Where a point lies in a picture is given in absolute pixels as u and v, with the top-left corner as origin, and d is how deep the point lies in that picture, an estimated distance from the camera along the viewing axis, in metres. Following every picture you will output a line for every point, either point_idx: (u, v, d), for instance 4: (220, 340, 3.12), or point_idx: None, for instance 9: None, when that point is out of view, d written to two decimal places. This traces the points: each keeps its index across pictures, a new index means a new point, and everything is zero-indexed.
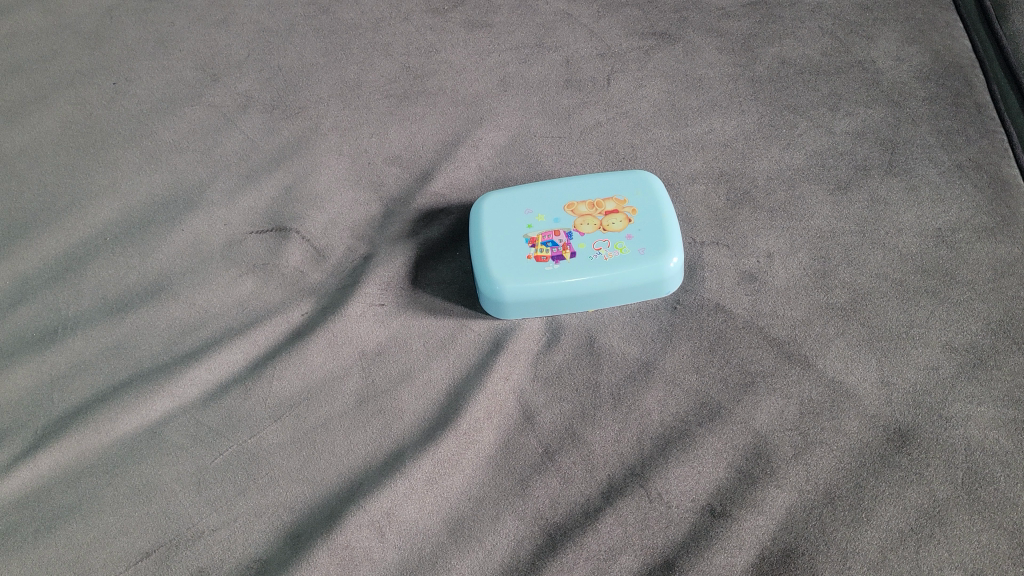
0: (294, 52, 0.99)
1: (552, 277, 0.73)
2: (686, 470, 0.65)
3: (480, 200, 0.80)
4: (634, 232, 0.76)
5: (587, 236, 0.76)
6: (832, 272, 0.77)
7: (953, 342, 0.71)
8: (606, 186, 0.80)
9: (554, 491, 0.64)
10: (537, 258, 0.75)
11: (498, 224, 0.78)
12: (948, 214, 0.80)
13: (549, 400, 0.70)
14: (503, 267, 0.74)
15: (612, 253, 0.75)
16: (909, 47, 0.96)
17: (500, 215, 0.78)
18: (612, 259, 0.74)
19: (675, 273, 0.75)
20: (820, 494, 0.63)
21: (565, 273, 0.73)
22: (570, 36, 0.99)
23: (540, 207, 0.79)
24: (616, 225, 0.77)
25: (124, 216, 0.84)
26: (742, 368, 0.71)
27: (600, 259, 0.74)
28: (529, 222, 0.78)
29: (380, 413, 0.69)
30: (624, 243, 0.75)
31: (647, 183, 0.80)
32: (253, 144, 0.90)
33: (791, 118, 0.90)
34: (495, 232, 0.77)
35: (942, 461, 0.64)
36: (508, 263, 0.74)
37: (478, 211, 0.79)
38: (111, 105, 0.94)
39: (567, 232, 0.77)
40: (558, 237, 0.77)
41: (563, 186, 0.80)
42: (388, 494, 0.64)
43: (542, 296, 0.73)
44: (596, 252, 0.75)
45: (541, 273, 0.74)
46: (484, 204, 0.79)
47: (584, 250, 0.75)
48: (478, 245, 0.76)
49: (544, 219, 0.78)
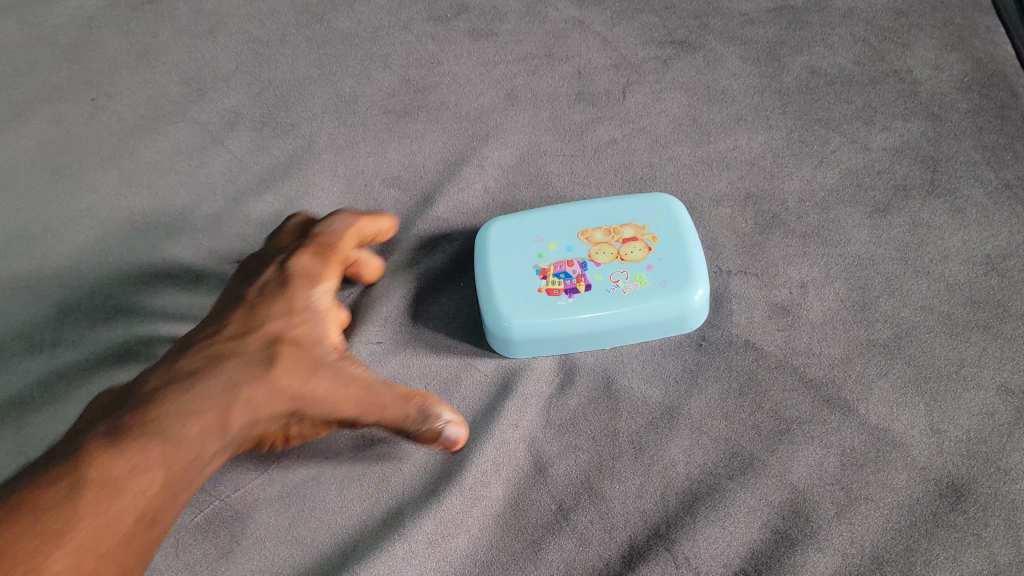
0: (286, 64, 0.92)
1: (566, 312, 0.68)
2: (717, 532, 0.59)
3: (486, 227, 0.74)
4: (654, 262, 0.71)
5: (603, 266, 0.72)
6: (872, 304, 0.70)
7: (1010, 384, 0.65)
8: (622, 208, 0.75)
9: (569, 555, 0.59)
10: (549, 291, 0.70)
11: (506, 252, 0.72)
12: (997, 238, 0.73)
13: (563, 450, 0.64)
14: (513, 301, 0.69)
15: (630, 286, 0.70)
16: (949, 54, 0.89)
17: (508, 243, 0.73)
18: (631, 292, 0.69)
19: (700, 307, 0.69)
20: (866, 559, 0.57)
21: (580, 307, 0.68)
22: (582, 45, 0.92)
23: (550, 233, 0.74)
24: (634, 254, 0.72)
25: (102, 243, 0.77)
26: (776, 415, 0.64)
27: (616, 293, 0.69)
28: (540, 251, 0.73)
29: (377, 463, 0.64)
30: (643, 274, 0.71)
31: (667, 206, 0.74)
32: (242, 165, 0.83)
33: (822, 134, 0.82)
34: (504, 261, 0.72)
35: (1002, 520, 0.58)
36: (518, 297, 0.69)
37: (483, 240, 0.73)
38: (90, 122, 0.87)
39: (581, 263, 0.72)
40: (571, 267, 0.72)
41: (576, 209, 0.75)
42: (387, 559, 0.58)
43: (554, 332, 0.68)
44: (613, 284, 0.70)
45: (553, 308, 0.69)
46: (490, 230, 0.74)
47: (601, 282, 0.71)
48: (485, 277, 0.71)
49: (555, 247, 0.73)
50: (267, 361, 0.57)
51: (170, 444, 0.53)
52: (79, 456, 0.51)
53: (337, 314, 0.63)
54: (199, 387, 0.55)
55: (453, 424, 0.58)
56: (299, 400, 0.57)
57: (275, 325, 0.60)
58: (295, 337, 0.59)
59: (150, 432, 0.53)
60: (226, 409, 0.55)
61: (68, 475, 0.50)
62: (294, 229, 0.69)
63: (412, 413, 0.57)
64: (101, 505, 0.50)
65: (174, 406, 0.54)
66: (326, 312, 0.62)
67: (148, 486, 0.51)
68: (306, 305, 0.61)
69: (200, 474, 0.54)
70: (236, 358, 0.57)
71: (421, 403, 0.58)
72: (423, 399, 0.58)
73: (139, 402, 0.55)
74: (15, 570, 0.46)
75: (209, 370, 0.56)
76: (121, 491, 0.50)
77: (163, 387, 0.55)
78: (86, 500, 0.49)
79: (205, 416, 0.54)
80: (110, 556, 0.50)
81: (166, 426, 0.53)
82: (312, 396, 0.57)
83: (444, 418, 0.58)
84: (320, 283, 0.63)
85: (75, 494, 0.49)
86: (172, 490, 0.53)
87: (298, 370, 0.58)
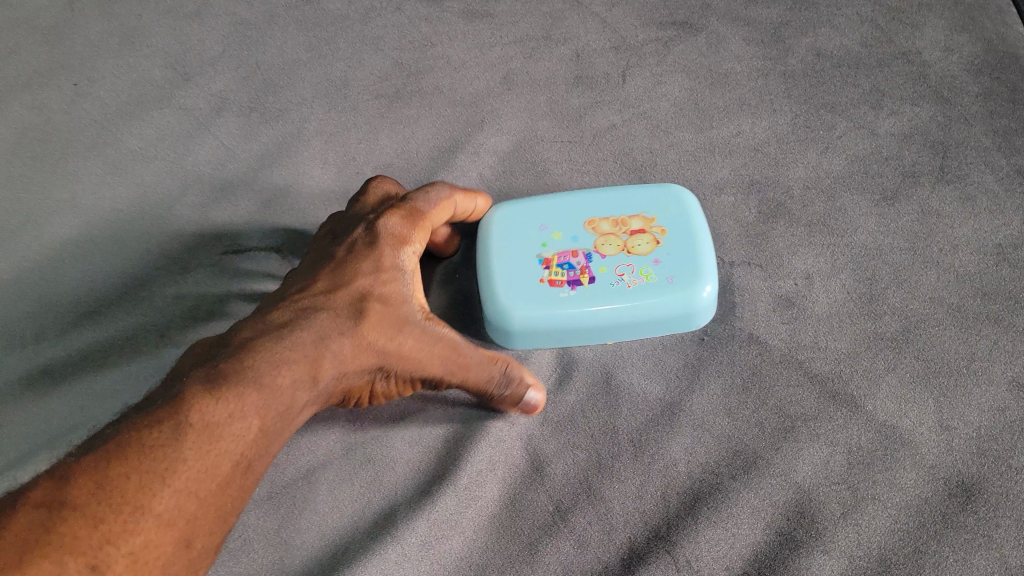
0: (274, 47, 0.89)
1: (567, 304, 0.66)
2: (719, 533, 0.57)
3: (490, 212, 0.72)
4: (662, 256, 0.68)
5: (608, 258, 0.69)
6: (879, 296, 0.68)
7: (1021, 379, 0.63)
8: (632, 199, 0.72)
9: (567, 558, 0.57)
10: (551, 282, 0.67)
11: (509, 241, 0.70)
12: (1009, 227, 0.71)
13: (561, 448, 0.62)
14: (512, 292, 0.67)
15: (636, 280, 0.67)
16: (959, 35, 0.86)
17: (512, 230, 0.70)
18: (636, 286, 0.66)
19: (708, 304, 0.66)
20: (873, 562, 0.55)
21: (582, 301, 0.66)
22: (580, 26, 0.89)
23: (556, 222, 0.71)
24: (642, 247, 0.69)
25: (84, 234, 0.75)
26: (781, 411, 0.62)
27: (621, 287, 0.66)
28: (544, 240, 0.70)
29: (369, 463, 0.62)
30: (650, 268, 0.67)
31: (679, 199, 0.71)
32: (229, 153, 0.81)
33: (828, 119, 0.80)
34: (507, 250, 0.69)
35: (1014, 521, 0.56)
36: (519, 288, 0.67)
37: (486, 226, 0.71)
38: (71, 109, 0.84)
39: (586, 254, 0.69)
40: (575, 258, 0.69)
41: (585, 199, 0.72)
42: (378, 563, 0.57)
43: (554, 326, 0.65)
44: (618, 278, 0.67)
45: (553, 301, 0.66)
46: (494, 216, 0.71)
47: (605, 275, 0.67)
48: (486, 264, 0.68)
49: (560, 237, 0.70)
50: (357, 318, 0.56)
51: (266, 392, 0.50)
52: (173, 398, 0.48)
53: (419, 277, 0.62)
54: (292, 338, 0.53)
55: (533, 388, 0.61)
56: (386, 357, 0.57)
57: (363, 281, 0.58)
58: (383, 295, 0.58)
59: (247, 377, 0.50)
60: (320, 360, 0.53)
61: (169, 416, 0.47)
62: (379, 192, 0.67)
63: (495, 378, 0.60)
64: (202, 449, 0.47)
65: (267, 354, 0.52)
66: (411, 273, 0.61)
67: (244, 433, 0.49)
68: (396, 263, 0.60)
69: (289, 423, 0.52)
70: (327, 311, 0.56)
71: (502, 366, 0.60)
72: (501, 363, 0.60)
73: (230, 351, 0.52)
74: (119, 510, 0.43)
75: (302, 322, 0.54)
76: (220, 437, 0.48)
77: (256, 337, 0.53)
78: (189, 443, 0.46)
79: (301, 365, 0.52)
80: (207, 503, 0.47)
81: (261, 372, 0.51)
82: (399, 353, 0.57)
83: (526, 382, 0.60)
84: (406, 246, 0.62)
85: (177, 437, 0.46)
86: (267, 439, 0.50)
87: (386, 327, 0.56)
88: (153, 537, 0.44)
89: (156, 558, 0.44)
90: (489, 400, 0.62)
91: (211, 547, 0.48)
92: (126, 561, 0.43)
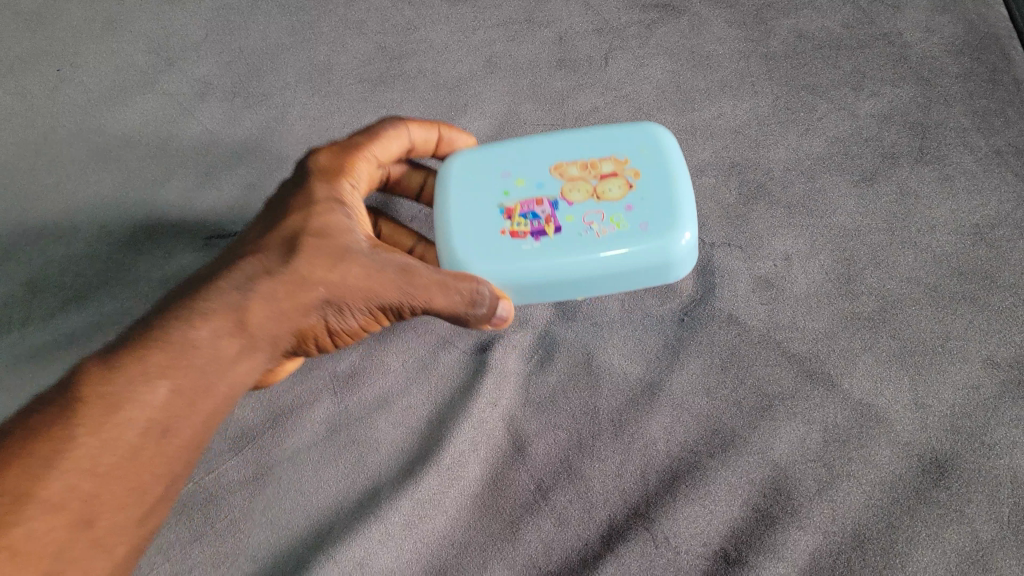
0: (258, 31, 0.89)
1: (531, 256, 0.62)
2: (697, 510, 0.58)
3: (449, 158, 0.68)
4: (634, 203, 0.63)
5: (576, 206, 0.64)
6: (857, 277, 0.68)
7: (996, 357, 0.64)
8: (603, 139, 0.68)
9: (548, 536, 0.58)
10: (514, 232, 0.63)
11: (469, 188, 0.66)
12: (986, 207, 0.72)
13: (542, 428, 0.63)
14: (473, 245, 0.63)
15: (606, 229, 0.62)
16: (940, 16, 0.86)
17: (472, 177, 0.66)
18: (606, 236, 0.62)
19: (685, 252, 0.62)
20: (847, 537, 0.56)
21: (547, 252, 0.62)
22: (563, 10, 0.90)
23: (520, 167, 0.67)
24: (612, 193, 0.64)
25: (69, 220, 0.75)
26: (759, 390, 0.63)
27: (589, 236, 0.62)
28: (506, 187, 0.66)
29: (354, 444, 0.63)
30: (621, 216, 0.63)
31: (652, 137, 0.67)
32: (213, 137, 0.81)
33: (809, 100, 0.80)
34: (467, 198, 0.65)
35: (986, 496, 0.57)
36: (480, 240, 0.63)
37: (444, 173, 0.67)
38: (55, 95, 0.84)
39: (552, 202, 0.65)
40: (540, 207, 0.65)
41: (553, 140, 0.68)
42: (362, 542, 0.58)
43: (520, 279, 0.62)
44: (587, 226, 0.63)
45: (517, 252, 0.62)
46: (453, 163, 0.67)
47: (572, 224, 0.63)
48: (445, 215, 0.64)
49: (523, 184, 0.66)
50: (286, 256, 0.55)
51: (178, 352, 0.51)
52: (75, 377, 0.50)
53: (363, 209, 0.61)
54: (215, 289, 0.53)
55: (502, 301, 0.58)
56: (329, 289, 0.55)
57: (294, 218, 0.57)
58: (316, 229, 0.56)
59: (159, 337, 0.51)
60: (246, 305, 0.54)
61: (59, 399, 0.49)
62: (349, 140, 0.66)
63: (457, 297, 0.56)
64: (100, 425, 0.48)
65: (185, 310, 0.52)
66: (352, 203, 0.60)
67: (153, 402, 0.50)
68: (329, 195, 0.58)
69: (217, 381, 0.53)
70: (257, 256, 0.55)
71: (464, 284, 0.56)
72: (467, 281, 0.56)
73: (152, 314, 0.53)
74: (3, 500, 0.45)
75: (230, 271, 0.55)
76: (122, 408, 0.49)
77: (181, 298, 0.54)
78: (82, 424, 0.48)
79: (225, 313, 0.53)
80: (124, 467, 0.49)
81: (175, 331, 0.51)
82: (344, 284, 0.55)
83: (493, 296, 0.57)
84: (342, 178, 0.60)
85: (76, 412, 0.48)
86: (186, 395, 0.52)
87: (321, 259, 0.55)
88: (46, 520, 0.46)
89: (51, 543, 0.46)
90: (463, 320, 0.58)
91: (141, 508, 0.51)
92: (9, 553, 0.44)
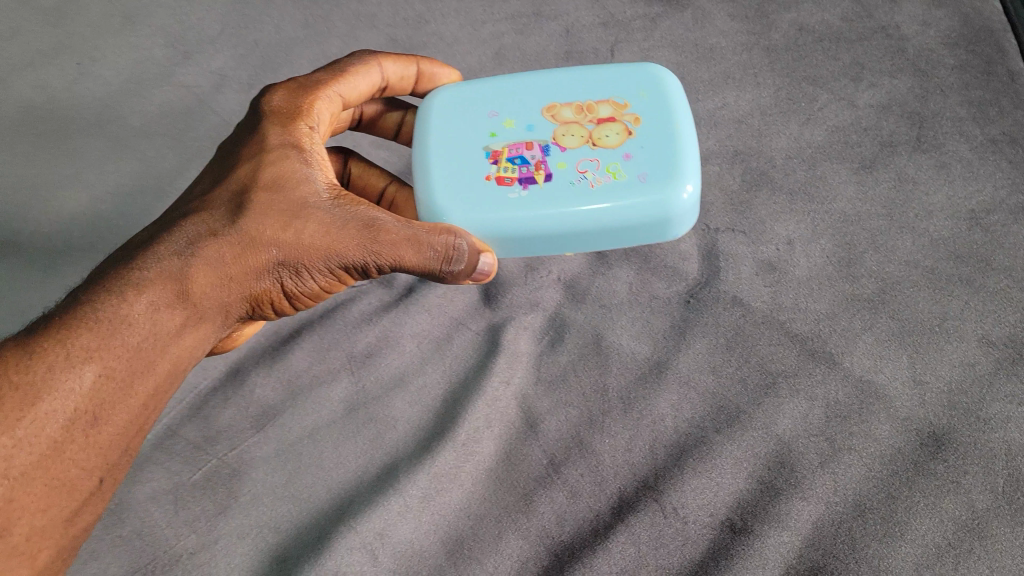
0: (272, 25, 0.91)
1: (518, 204, 0.59)
2: (704, 482, 0.60)
3: (434, 96, 0.66)
4: (633, 151, 0.61)
5: (569, 152, 0.62)
6: (857, 260, 0.71)
7: (991, 336, 0.66)
8: (603, 83, 0.65)
9: (560, 508, 0.60)
10: (500, 179, 0.61)
11: (455, 130, 0.64)
12: (981, 193, 0.74)
13: (553, 406, 0.65)
14: (455, 189, 0.61)
15: (601, 178, 0.60)
16: (937, 10, 0.89)
17: (458, 117, 0.64)
18: (600, 186, 0.59)
19: (687, 207, 0.60)
20: (849, 507, 0.59)
21: (535, 201, 0.59)
22: (570, 4, 0.92)
23: (510, 109, 0.65)
24: (609, 140, 0.62)
25: (90, 208, 0.77)
26: (763, 368, 0.65)
27: (583, 186, 0.60)
28: (494, 129, 0.64)
29: (372, 421, 0.65)
30: (618, 165, 0.60)
31: (655, 83, 0.65)
32: (230, 128, 0.83)
33: (810, 91, 0.83)
34: (452, 140, 0.63)
35: (981, 468, 0.60)
36: (463, 184, 0.61)
37: (429, 112, 0.65)
38: (74, 87, 0.86)
39: (542, 146, 0.62)
40: (529, 152, 0.62)
41: (547, 82, 0.66)
42: (381, 514, 0.60)
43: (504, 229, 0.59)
44: (580, 175, 0.60)
45: (502, 200, 0.60)
46: (438, 103, 0.65)
47: (564, 171, 0.61)
48: (428, 157, 0.62)
49: (512, 126, 0.64)
50: (234, 215, 0.54)
51: (107, 332, 0.50)
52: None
53: (323, 152, 0.59)
54: (156, 256, 0.52)
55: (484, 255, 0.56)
56: (280, 247, 0.54)
57: (245, 169, 0.56)
58: (265, 183, 0.55)
59: (93, 312, 0.50)
60: (190, 272, 0.52)
61: None
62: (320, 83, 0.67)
63: (425, 254, 0.54)
64: (21, 415, 0.46)
65: (121, 279, 0.51)
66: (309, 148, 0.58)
67: (78, 387, 0.48)
68: (280, 143, 0.57)
69: (154, 356, 0.51)
70: (202, 215, 0.55)
71: (433, 240, 0.54)
72: (442, 237, 0.54)
73: (93, 281, 0.52)
74: None
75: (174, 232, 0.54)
76: (45, 396, 0.47)
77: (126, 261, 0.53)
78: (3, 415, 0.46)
79: (163, 282, 0.52)
80: (48, 461, 0.47)
81: (108, 306, 0.50)
82: (296, 241, 0.54)
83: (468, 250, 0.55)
84: (297, 124, 0.58)
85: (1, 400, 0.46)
86: (115, 382, 0.50)
87: (270, 216, 0.54)
88: None
89: None
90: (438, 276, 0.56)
91: (71, 504, 0.49)
92: None
